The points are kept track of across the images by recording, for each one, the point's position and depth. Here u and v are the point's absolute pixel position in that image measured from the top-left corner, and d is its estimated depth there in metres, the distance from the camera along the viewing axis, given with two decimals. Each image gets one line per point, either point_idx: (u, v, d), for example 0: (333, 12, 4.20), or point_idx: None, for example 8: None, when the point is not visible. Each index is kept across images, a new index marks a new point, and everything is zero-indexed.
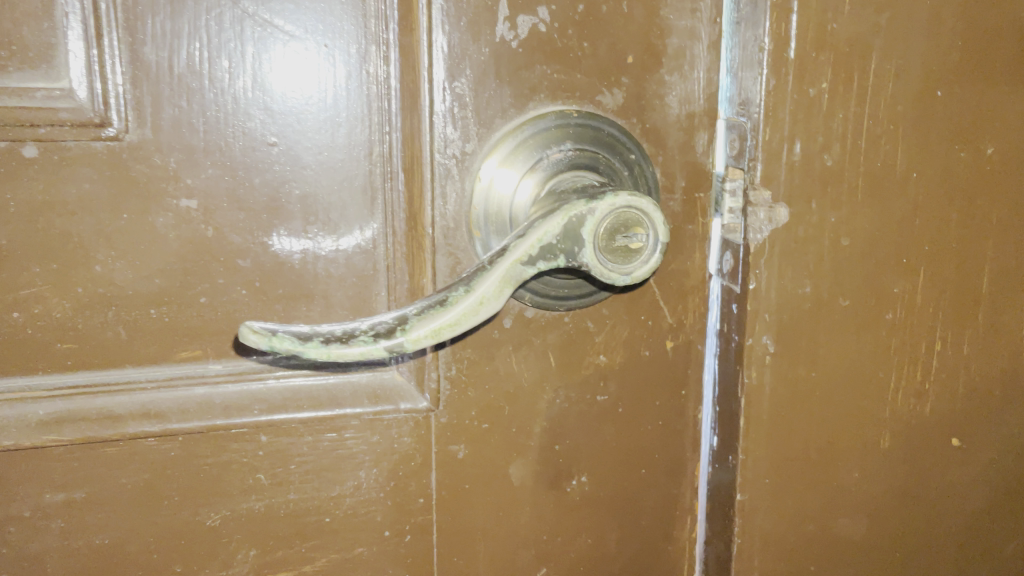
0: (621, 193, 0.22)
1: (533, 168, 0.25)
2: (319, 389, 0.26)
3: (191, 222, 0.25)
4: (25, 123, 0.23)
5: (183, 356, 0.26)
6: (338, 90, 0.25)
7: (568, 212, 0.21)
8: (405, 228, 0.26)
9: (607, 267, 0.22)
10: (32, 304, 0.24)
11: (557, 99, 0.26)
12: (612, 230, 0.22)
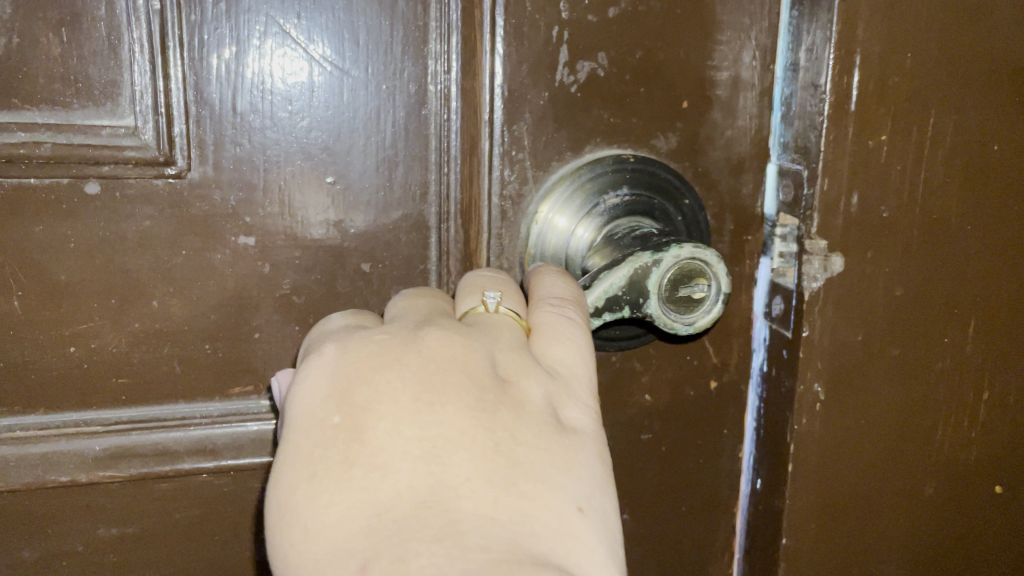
0: (685, 245, 0.22)
1: (593, 213, 0.25)
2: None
3: (247, 260, 0.25)
4: (89, 160, 0.23)
5: (236, 391, 0.26)
6: (397, 130, 0.26)
7: (634, 262, 0.22)
8: (458, 266, 0.26)
9: (670, 318, 0.23)
10: (89, 338, 0.25)
11: (613, 143, 0.26)
12: (675, 281, 0.22)
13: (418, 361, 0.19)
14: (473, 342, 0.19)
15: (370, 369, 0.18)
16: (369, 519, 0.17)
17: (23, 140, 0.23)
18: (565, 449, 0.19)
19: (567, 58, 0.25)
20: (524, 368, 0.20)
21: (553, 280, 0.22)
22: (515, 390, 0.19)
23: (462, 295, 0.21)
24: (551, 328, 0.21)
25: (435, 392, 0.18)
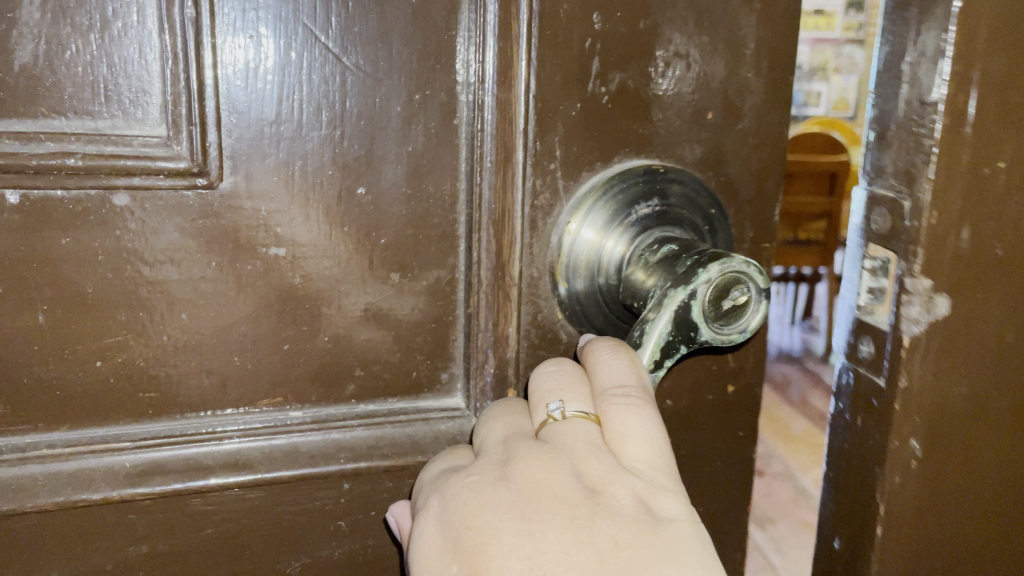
0: (715, 266, 0.23)
1: (624, 223, 0.26)
2: (401, 434, 0.27)
3: (278, 269, 0.25)
4: (119, 172, 0.22)
5: (266, 404, 0.26)
6: (428, 141, 0.25)
7: (673, 303, 0.23)
8: (490, 276, 0.26)
9: (722, 330, 0.24)
10: (117, 352, 0.24)
11: (641, 154, 0.27)
12: (716, 297, 0.24)
13: (512, 496, 0.22)
14: (555, 462, 0.22)
15: (472, 512, 0.22)
16: None
17: (52, 150, 0.22)
18: (665, 540, 0.22)
19: (597, 69, 0.26)
20: (611, 474, 0.23)
21: (611, 362, 0.24)
22: (604, 498, 0.22)
23: (532, 410, 0.24)
24: (620, 428, 0.23)
25: (532, 521, 0.22)
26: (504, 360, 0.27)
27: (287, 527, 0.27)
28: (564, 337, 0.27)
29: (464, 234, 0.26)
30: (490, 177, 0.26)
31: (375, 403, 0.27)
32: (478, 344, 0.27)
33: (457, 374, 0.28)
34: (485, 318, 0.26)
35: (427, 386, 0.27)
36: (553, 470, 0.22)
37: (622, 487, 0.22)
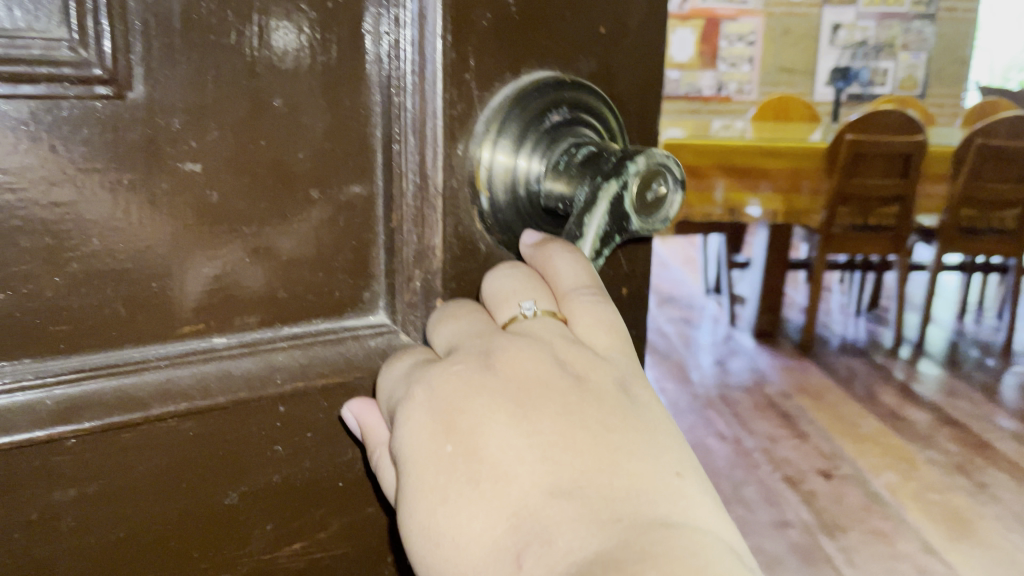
0: (642, 158, 0.25)
1: (539, 130, 0.26)
2: (333, 351, 0.27)
3: (192, 187, 0.24)
4: (12, 77, 0.21)
5: (186, 331, 0.25)
6: (337, 48, 0.25)
7: (608, 194, 0.24)
8: (414, 191, 0.27)
9: (648, 220, 0.26)
10: (20, 283, 0.23)
11: (545, 66, 0.27)
12: (643, 188, 0.25)
13: (501, 382, 0.25)
14: (538, 353, 0.25)
15: (466, 399, 0.24)
16: (510, 519, 0.23)
17: None
18: (645, 422, 0.25)
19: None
20: (592, 366, 0.26)
21: (570, 266, 0.26)
22: (588, 386, 0.25)
23: (496, 308, 0.27)
24: (592, 320, 0.27)
25: (526, 407, 0.24)
26: (430, 270, 0.27)
27: (230, 451, 0.27)
28: (484, 248, 0.28)
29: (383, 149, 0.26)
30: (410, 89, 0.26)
31: (299, 326, 0.27)
32: (402, 258, 0.27)
33: (379, 292, 0.28)
34: (408, 229, 0.27)
35: (351, 305, 0.28)
36: (539, 363, 0.25)
37: (604, 374, 0.26)
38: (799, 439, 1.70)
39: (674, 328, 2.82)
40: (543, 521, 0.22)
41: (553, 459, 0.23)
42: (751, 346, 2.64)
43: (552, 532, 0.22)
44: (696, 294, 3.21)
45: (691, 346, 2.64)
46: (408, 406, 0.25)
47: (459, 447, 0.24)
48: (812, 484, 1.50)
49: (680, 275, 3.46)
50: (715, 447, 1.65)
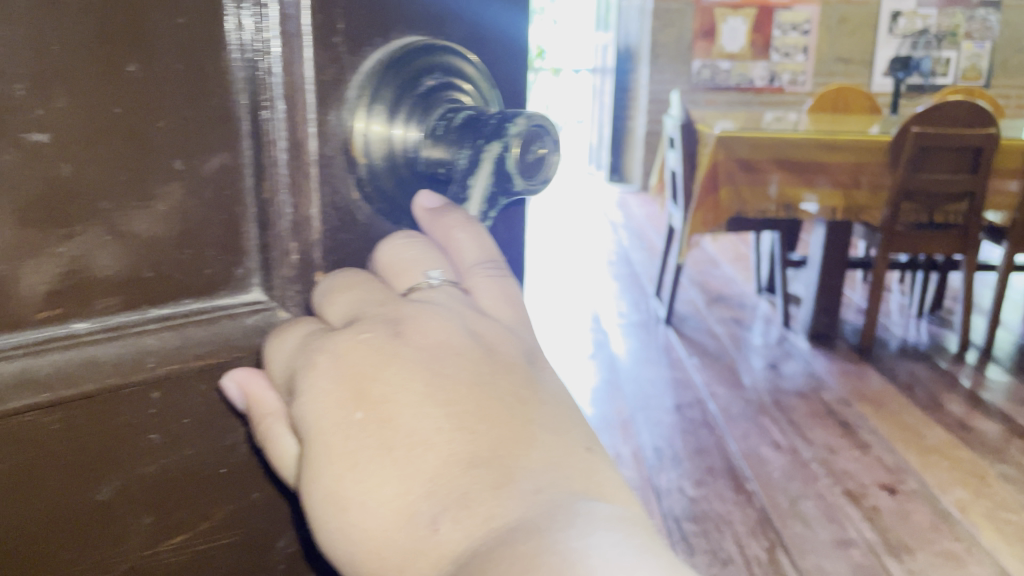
0: (522, 119, 0.28)
1: (414, 97, 0.30)
2: (210, 331, 0.30)
3: (43, 160, 0.25)
4: None
5: (46, 317, 0.26)
6: (180, 28, 0.26)
7: (492, 154, 0.29)
8: (287, 158, 0.29)
9: (534, 175, 0.30)
10: None
11: (410, 32, 0.30)
12: (526, 147, 0.29)
13: (415, 351, 0.30)
14: (450, 326, 0.32)
15: (389, 361, 0.30)
16: (426, 485, 0.27)
17: None
18: (545, 395, 0.32)
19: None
20: (500, 335, 0.33)
21: (468, 236, 0.33)
22: (497, 357, 0.32)
23: (401, 277, 0.32)
24: (491, 295, 0.34)
25: (443, 378, 0.30)
26: (306, 242, 0.31)
27: (100, 451, 0.28)
28: (362, 217, 0.32)
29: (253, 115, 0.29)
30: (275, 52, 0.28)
31: (174, 305, 0.29)
32: (278, 230, 0.30)
33: (252, 269, 0.31)
34: (283, 201, 0.30)
35: (224, 284, 0.30)
36: (453, 333, 0.31)
37: (513, 352, 0.33)
38: (861, 451, 1.82)
39: (725, 329, 2.78)
40: (470, 475, 0.27)
41: (464, 426, 0.29)
42: (807, 350, 2.58)
43: (470, 498, 0.27)
44: (748, 294, 3.14)
45: (743, 349, 2.59)
46: (317, 377, 0.29)
47: (371, 415, 0.28)
48: (874, 500, 1.59)
49: (732, 274, 3.39)
50: (772, 457, 1.79)
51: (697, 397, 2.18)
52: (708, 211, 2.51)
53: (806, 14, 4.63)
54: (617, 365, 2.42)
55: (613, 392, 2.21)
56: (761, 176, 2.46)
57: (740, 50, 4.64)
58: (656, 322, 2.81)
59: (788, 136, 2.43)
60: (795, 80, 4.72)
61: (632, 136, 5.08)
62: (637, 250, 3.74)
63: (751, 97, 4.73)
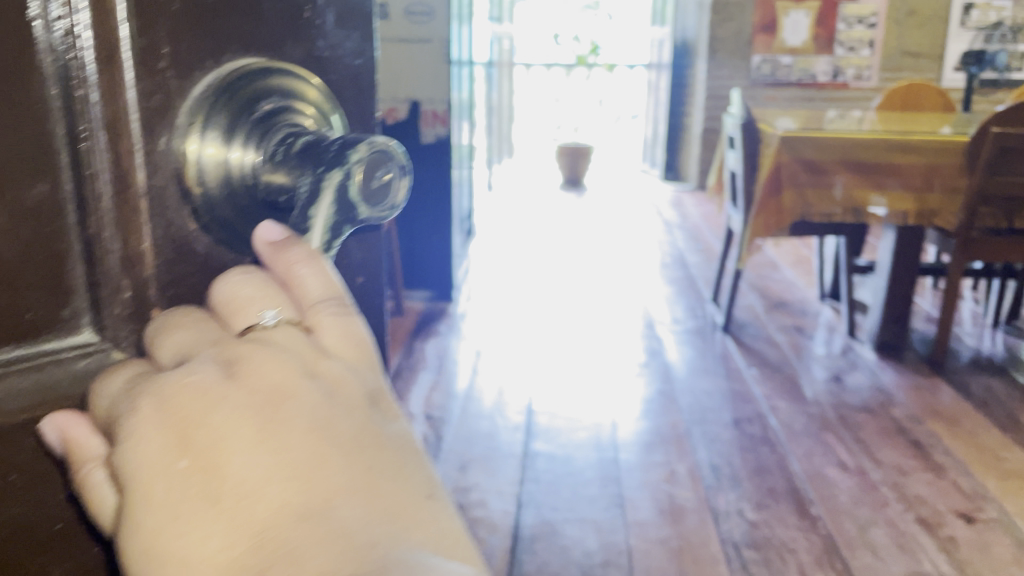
0: (362, 149, 0.32)
1: (250, 129, 0.33)
2: (35, 376, 0.33)
3: None
4: None
5: None
6: None
7: (335, 181, 0.32)
8: (115, 190, 0.32)
9: (375, 199, 0.33)
10: None
11: (240, 59, 0.34)
12: (366, 173, 0.32)
13: (246, 396, 0.33)
14: (285, 372, 0.34)
15: (226, 405, 0.32)
16: (246, 539, 0.31)
17: None
18: (382, 441, 0.37)
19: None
20: (339, 376, 0.36)
21: (313, 273, 0.36)
22: (337, 401, 0.36)
23: (243, 315, 0.35)
24: (333, 333, 0.37)
25: (279, 430, 0.33)
26: (139, 275, 0.33)
27: None
28: (201, 249, 0.35)
29: (72, 145, 0.31)
30: (94, 76, 0.31)
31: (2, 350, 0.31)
32: (107, 266, 0.33)
33: (80, 308, 0.33)
34: (109, 237, 0.32)
35: (55, 323, 0.33)
36: (292, 380, 0.34)
37: (357, 390, 0.37)
38: (935, 473, 1.79)
39: (786, 337, 2.68)
40: (291, 545, 0.31)
41: (292, 478, 0.33)
42: (874, 361, 2.48)
43: (293, 557, 0.31)
44: (810, 299, 3.03)
45: (805, 359, 2.50)
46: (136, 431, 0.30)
47: (193, 465, 0.31)
48: (951, 529, 1.57)
49: (793, 278, 3.28)
50: (838, 478, 1.76)
51: (758, 410, 2.13)
52: (770, 215, 2.43)
53: (873, 7, 4.48)
54: (671, 374, 2.36)
55: (666, 406, 2.15)
56: (827, 178, 2.37)
57: (803, 44, 4.50)
58: (712, 329, 2.73)
59: (852, 136, 2.34)
60: (859, 75, 4.55)
61: (690, 134, 4.96)
62: (693, 251, 3.67)
63: (813, 92, 4.58)
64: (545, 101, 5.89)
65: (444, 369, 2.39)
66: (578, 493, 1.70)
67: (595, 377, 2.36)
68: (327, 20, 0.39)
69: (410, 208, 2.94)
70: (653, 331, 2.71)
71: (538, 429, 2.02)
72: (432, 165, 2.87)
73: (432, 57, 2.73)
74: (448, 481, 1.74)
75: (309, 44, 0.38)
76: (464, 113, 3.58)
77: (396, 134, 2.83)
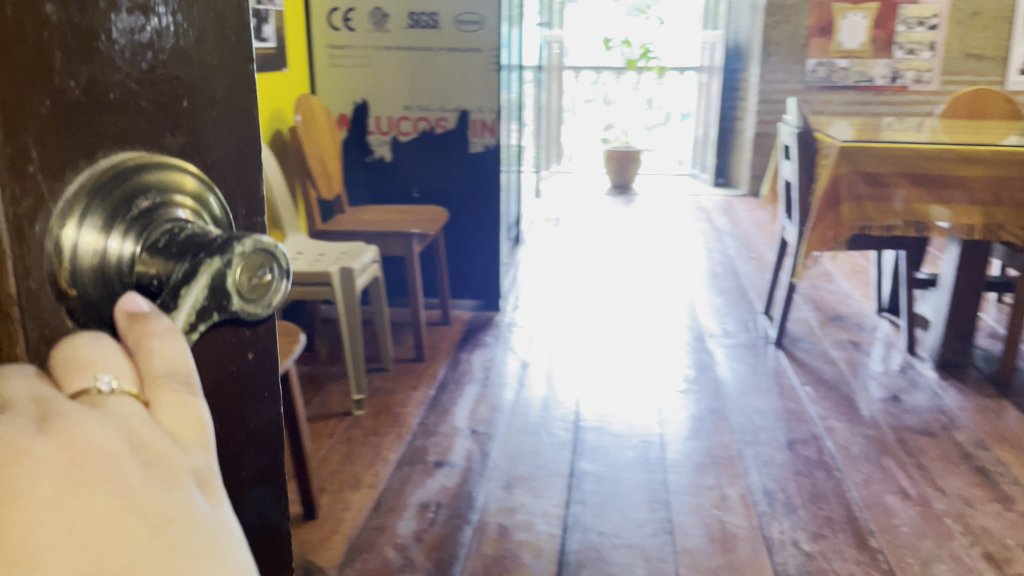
0: (248, 239, 0.23)
1: (126, 210, 0.23)
2: None
3: None
4: None
5: None
6: None
7: (211, 269, 0.22)
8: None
9: (255, 307, 0.24)
10: None
11: (126, 146, 0.24)
12: (250, 270, 0.23)
13: (44, 447, 0.18)
14: (108, 421, 0.19)
15: (10, 461, 0.17)
16: None
17: None
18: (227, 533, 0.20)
19: (62, 61, 0.22)
20: (198, 454, 0.21)
21: (174, 348, 0.21)
22: (181, 465, 0.20)
23: (67, 373, 0.20)
24: (183, 414, 0.21)
25: (71, 486, 0.18)
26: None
27: None
28: None
29: None
30: None
31: None
32: None
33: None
34: None
35: None
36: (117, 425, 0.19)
37: (184, 463, 0.20)
38: (1002, 505, 1.71)
39: (841, 352, 2.59)
40: None
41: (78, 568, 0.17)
42: (935, 380, 2.38)
43: None
44: (867, 312, 2.93)
45: (861, 377, 2.41)
46: None
47: None
48: (1020, 567, 1.49)
49: (848, 290, 3.17)
50: (897, 507, 1.70)
51: (812, 432, 2.06)
52: (828, 226, 2.34)
53: (935, 8, 4.33)
54: (722, 391, 2.30)
55: (716, 426, 2.09)
56: (887, 190, 2.29)
57: (861, 47, 4.36)
58: (764, 343, 2.65)
59: (915, 147, 2.25)
60: (920, 79, 4.41)
61: (741, 139, 4.86)
62: (745, 260, 3.59)
63: (870, 96, 4.46)
64: (595, 105, 5.85)
65: (491, 382, 2.38)
66: (625, 517, 1.66)
67: (643, 393, 2.31)
68: (215, 93, 0.29)
69: (458, 216, 2.93)
70: (703, 344, 2.65)
71: (584, 446, 1.99)
72: (480, 174, 2.86)
73: (481, 66, 2.71)
74: (492, 500, 1.72)
75: (195, 128, 0.28)
76: (513, 120, 3.57)
77: (445, 143, 2.82)
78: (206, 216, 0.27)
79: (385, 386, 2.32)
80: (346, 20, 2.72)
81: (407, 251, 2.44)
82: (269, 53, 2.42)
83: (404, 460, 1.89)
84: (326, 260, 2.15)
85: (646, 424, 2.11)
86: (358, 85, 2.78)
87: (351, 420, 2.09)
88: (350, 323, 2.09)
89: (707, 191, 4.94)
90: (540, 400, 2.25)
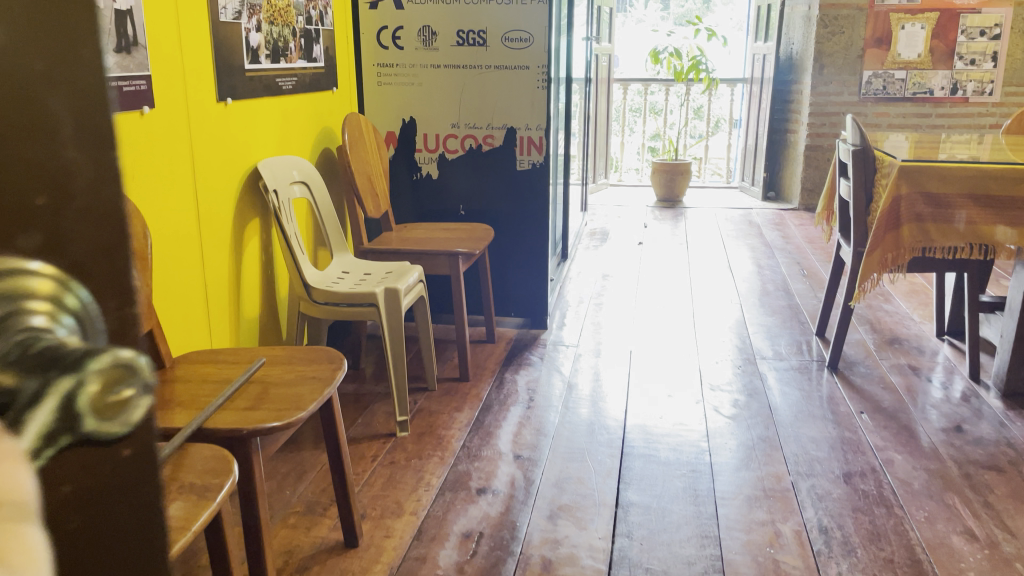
0: (111, 350, 0.17)
1: None
2: None
3: None
4: None
5: None
6: None
7: (60, 388, 0.16)
8: None
9: (108, 432, 0.18)
10: None
11: None
12: (111, 388, 0.17)
13: None
14: None
15: None
16: None
17: None
18: None
19: None
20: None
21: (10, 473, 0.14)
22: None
23: None
24: (18, 542, 0.14)
25: None
26: None
27: None
28: None
29: None
30: None
31: None
32: None
33: None
34: None
35: None
36: None
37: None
38: None
39: (900, 377, 2.49)
40: None
41: None
42: (1000, 409, 2.27)
43: None
44: (926, 335, 2.82)
45: (922, 405, 2.30)
46: None
47: None
48: None
49: (906, 311, 3.06)
50: (962, 549, 1.62)
51: (869, 464, 1.97)
52: (887, 250, 2.24)
53: (997, 17, 4.20)
54: (775, 418, 2.22)
55: (768, 455, 2.02)
56: (948, 211, 2.21)
57: (919, 58, 4.25)
58: (818, 367, 2.56)
59: (980, 167, 2.18)
60: (981, 90, 4.31)
61: (793, 153, 4.75)
62: (797, 278, 3.49)
63: (929, 108, 4.36)
64: (642, 117, 5.79)
65: (535, 404, 2.33)
66: (673, 553, 1.60)
67: (691, 419, 2.24)
68: (72, 185, 0.18)
69: (504, 234, 2.90)
70: (755, 366, 2.57)
71: (631, 475, 1.93)
72: (526, 192, 2.82)
73: (529, 83, 2.69)
74: (536, 531, 1.68)
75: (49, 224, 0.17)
76: (560, 135, 3.54)
77: (491, 160, 2.80)
78: (61, 326, 0.17)
79: (428, 406, 2.29)
80: (395, 39, 2.72)
81: (453, 270, 2.42)
82: (318, 72, 2.43)
83: (447, 486, 1.86)
84: (371, 281, 2.14)
85: (695, 452, 2.05)
86: (406, 103, 2.78)
87: (393, 442, 2.07)
88: (394, 345, 2.07)
89: (757, 205, 4.83)
90: (586, 423, 2.21)
